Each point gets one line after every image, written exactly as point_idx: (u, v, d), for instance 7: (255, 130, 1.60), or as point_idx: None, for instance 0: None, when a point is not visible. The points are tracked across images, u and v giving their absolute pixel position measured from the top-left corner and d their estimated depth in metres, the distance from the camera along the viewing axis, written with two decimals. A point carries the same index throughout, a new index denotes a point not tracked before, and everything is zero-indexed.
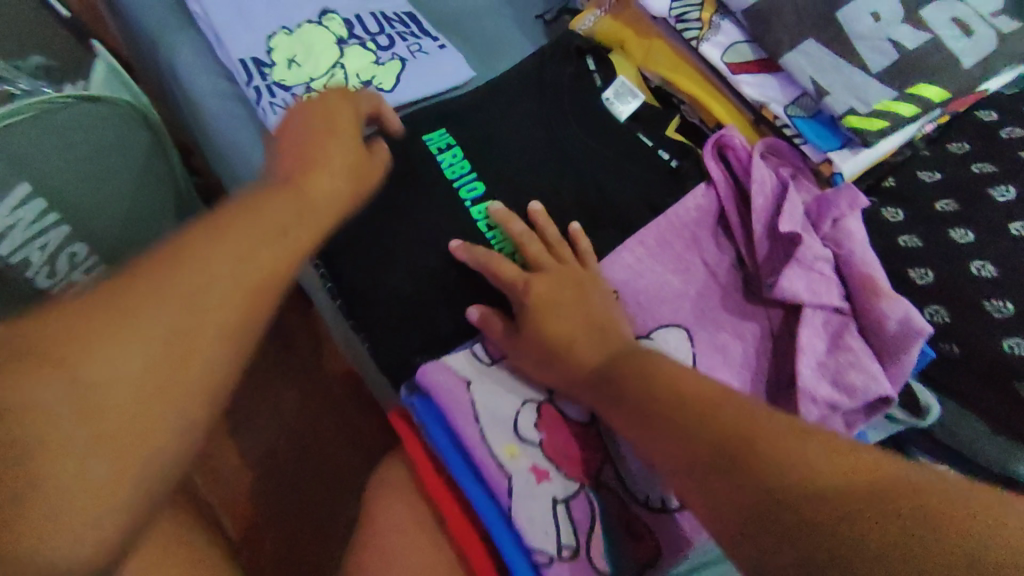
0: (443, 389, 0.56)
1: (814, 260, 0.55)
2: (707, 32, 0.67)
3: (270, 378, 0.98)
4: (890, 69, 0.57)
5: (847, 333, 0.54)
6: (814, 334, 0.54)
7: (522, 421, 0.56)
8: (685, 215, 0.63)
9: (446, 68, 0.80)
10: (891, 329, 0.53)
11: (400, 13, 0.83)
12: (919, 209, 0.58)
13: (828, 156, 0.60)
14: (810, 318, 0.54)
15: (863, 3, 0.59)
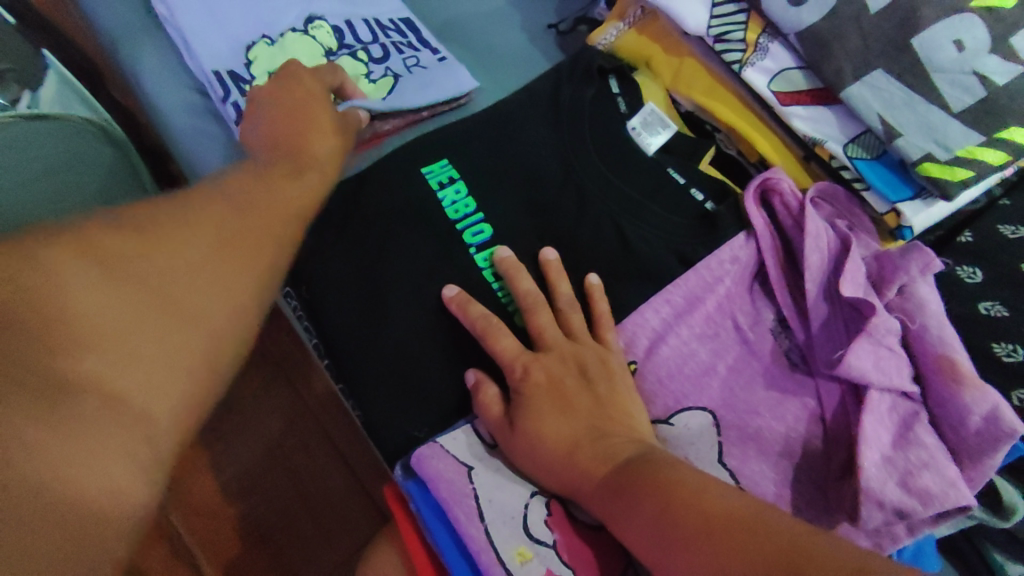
0: (443, 479, 0.47)
1: (884, 334, 0.46)
2: (752, 56, 0.58)
3: (258, 404, 0.89)
4: (974, 110, 0.49)
5: (918, 425, 0.44)
6: (878, 424, 0.44)
7: (532, 517, 0.46)
8: (719, 268, 0.54)
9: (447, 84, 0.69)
10: (973, 427, 0.43)
11: (396, 20, 0.74)
12: (1003, 271, 0.49)
13: (896, 208, 0.51)
14: (875, 404, 0.44)
15: (946, 25, 0.49)
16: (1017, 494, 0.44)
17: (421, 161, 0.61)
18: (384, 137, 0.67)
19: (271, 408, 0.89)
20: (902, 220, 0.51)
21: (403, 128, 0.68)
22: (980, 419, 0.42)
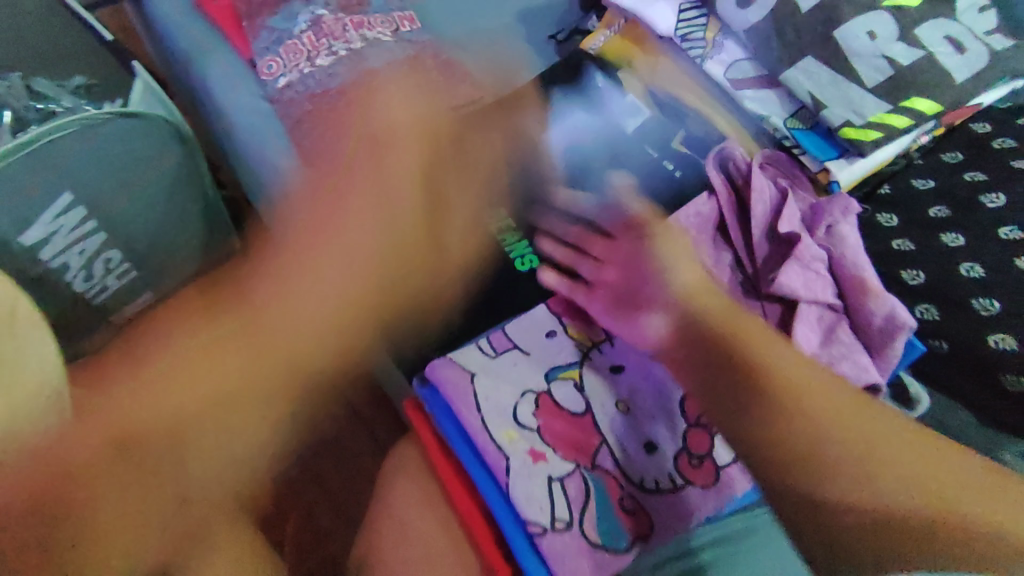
0: (448, 382, 0.59)
1: (812, 259, 0.58)
2: (710, 51, 0.70)
3: None
4: (884, 85, 0.60)
5: (840, 328, 0.56)
6: (808, 329, 0.56)
7: (521, 409, 0.58)
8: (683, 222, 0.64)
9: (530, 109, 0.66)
10: (877, 324, 0.55)
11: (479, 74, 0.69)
12: (913, 214, 0.60)
13: (825, 166, 0.63)
14: (806, 314, 0.56)
15: (861, 21, 0.61)
16: (923, 387, 0.56)
17: None
18: None
19: None
20: (831, 176, 0.62)
21: None
22: (887, 314, 0.55)
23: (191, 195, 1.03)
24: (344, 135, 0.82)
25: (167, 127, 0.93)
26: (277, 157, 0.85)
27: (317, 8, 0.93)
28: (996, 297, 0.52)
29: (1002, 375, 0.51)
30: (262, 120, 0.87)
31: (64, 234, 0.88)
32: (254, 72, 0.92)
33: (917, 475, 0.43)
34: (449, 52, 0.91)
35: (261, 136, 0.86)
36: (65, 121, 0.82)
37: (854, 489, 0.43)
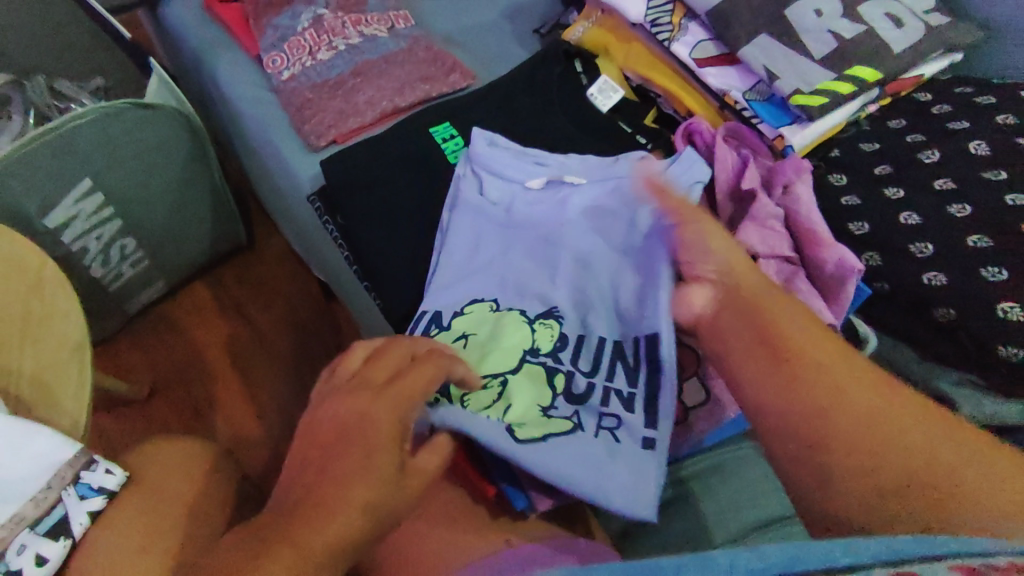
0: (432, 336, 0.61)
1: (768, 217, 0.62)
2: (677, 34, 0.76)
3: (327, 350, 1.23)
4: (829, 56, 0.66)
5: (796, 278, 0.60)
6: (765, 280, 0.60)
7: None
8: None
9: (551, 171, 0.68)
10: (830, 271, 0.59)
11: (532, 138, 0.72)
12: (861, 174, 0.64)
13: (779, 132, 0.68)
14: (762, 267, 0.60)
15: (808, 2, 0.68)
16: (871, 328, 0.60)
17: (429, 123, 0.81)
18: (403, 112, 0.91)
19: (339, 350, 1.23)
20: (785, 141, 0.67)
21: (419, 105, 0.91)
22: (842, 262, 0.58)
23: (200, 187, 1.12)
24: (342, 120, 0.89)
25: (179, 120, 1.01)
26: (281, 144, 0.91)
27: (319, 9, 1.00)
28: (930, 240, 0.57)
29: (933, 309, 0.55)
30: (267, 110, 0.94)
31: (84, 218, 0.96)
32: (259, 68, 0.99)
33: (942, 470, 0.41)
34: (440, 46, 0.97)
35: (268, 127, 0.93)
36: (89, 110, 0.88)
37: (859, 468, 0.43)
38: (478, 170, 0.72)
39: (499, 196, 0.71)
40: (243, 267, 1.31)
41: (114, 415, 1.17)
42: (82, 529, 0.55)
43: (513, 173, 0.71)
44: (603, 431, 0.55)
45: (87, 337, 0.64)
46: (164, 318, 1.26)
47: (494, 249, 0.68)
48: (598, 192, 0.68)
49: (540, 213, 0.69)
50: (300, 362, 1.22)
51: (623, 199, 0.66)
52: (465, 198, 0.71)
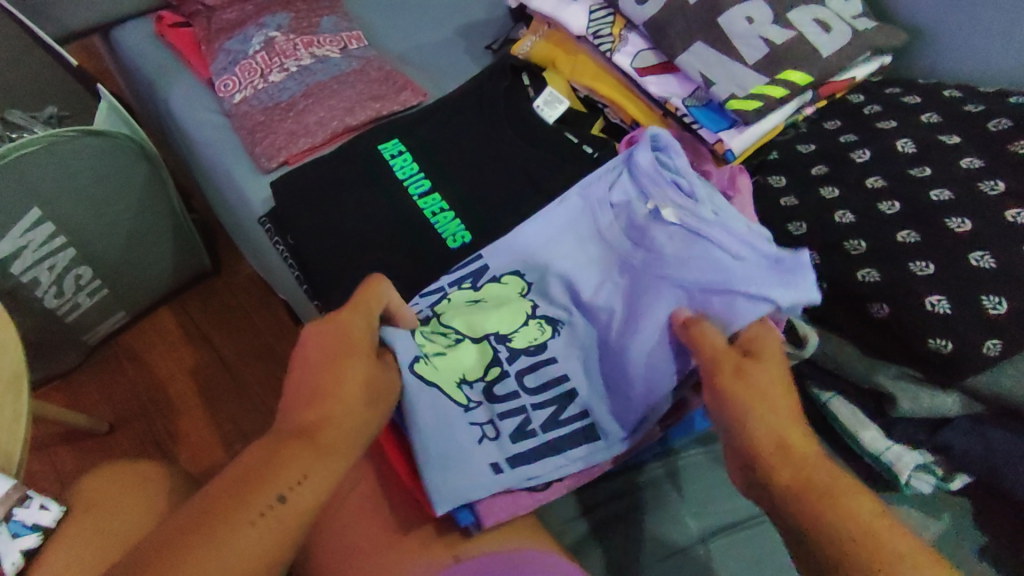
0: None
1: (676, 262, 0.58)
2: (618, 45, 0.77)
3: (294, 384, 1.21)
4: (762, 61, 0.67)
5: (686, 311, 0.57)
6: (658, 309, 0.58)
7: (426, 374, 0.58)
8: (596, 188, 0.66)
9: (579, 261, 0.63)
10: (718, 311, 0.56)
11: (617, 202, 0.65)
12: (797, 174, 0.66)
13: (718, 136, 0.68)
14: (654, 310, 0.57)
15: (739, 9, 0.69)
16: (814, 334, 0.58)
17: (379, 141, 0.81)
18: (355, 131, 0.91)
19: None
20: (724, 145, 0.68)
21: (371, 124, 0.91)
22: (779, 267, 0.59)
23: (158, 215, 1.11)
24: (293, 141, 0.88)
25: (131, 146, 0.99)
26: (233, 166, 0.91)
27: (270, 31, 1.00)
28: (863, 237, 0.58)
29: (869, 305, 0.56)
30: (219, 133, 0.94)
31: (33, 249, 0.95)
32: (212, 92, 0.98)
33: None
34: (392, 66, 0.98)
35: (220, 151, 0.93)
36: (34, 138, 0.87)
37: None
38: (632, 171, 0.65)
39: (613, 209, 0.64)
40: (208, 294, 1.30)
41: (74, 450, 1.14)
42: (15, 567, 0.56)
43: (657, 182, 0.62)
44: (484, 429, 0.58)
45: (23, 368, 0.63)
46: (127, 348, 1.23)
47: (564, 257, 0.64)
48: (678, 244, 0.59)
49: (635, 247, 0.61)
50: (267, 390, 1.20)
51: (697, 274, 0.57)
52: (594, 193, 0.66)
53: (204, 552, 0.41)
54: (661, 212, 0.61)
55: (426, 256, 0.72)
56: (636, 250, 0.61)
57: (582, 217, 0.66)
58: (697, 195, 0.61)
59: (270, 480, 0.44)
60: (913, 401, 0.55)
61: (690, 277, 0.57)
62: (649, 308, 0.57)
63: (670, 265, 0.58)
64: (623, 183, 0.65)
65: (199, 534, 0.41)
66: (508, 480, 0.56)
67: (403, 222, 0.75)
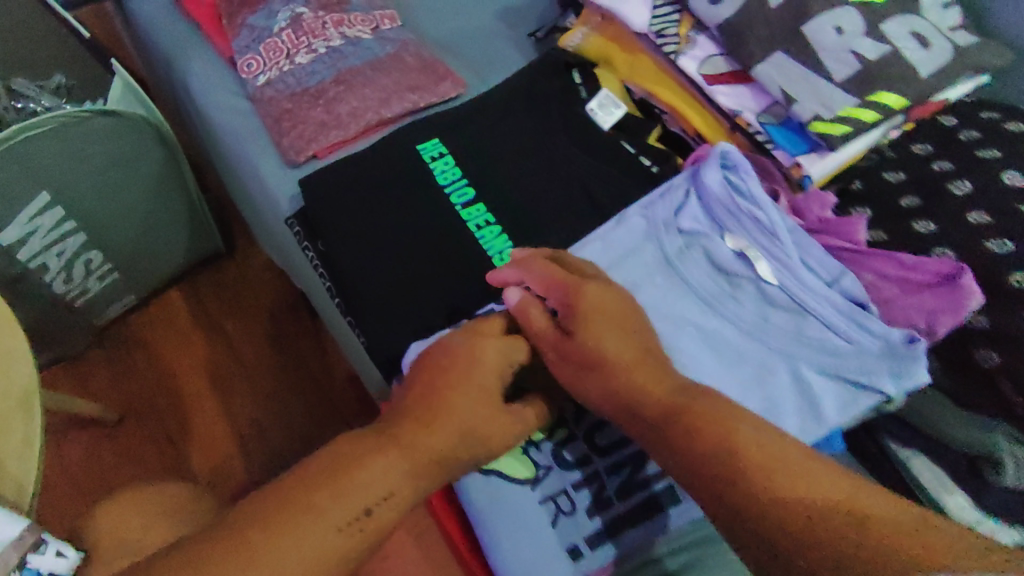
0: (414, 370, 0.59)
1: (787, 324, 0.56)
2: (684, 47, 0.71)
3: (305, 381, 1.17)
4: (853, 78, 0.60)
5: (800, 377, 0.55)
6: (765, 375, 0.55)
7: None
8: (661, 210, 0.61)
9: (652, 295, 0.59)
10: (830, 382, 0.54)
11: (686, 231, 0.60)
12: (884, 207, 0.61)
13: (796, 160, 0.63)
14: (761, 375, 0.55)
15: (827, 17, 0.62)
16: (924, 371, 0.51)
17: (418, 141, 0.75)
18: (390, 124, 0.85)
19: (321, 370, 1.18)
20: (802, 171, 0.63)
21: (407, 118, 0.85)
22: (940, 318, 0.53)
23: (174, 198, 1.05)
24: (323, 133, 0.82)
25: (149, 130, 0.93)
26: (255, 157, 0.85)
27: (298, 7, 0.92)
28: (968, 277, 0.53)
29: (974, 347, 0.53)
30: (241, 119, 0.88)
31: (41, 234, 0.89)
32: (234, 72, 0.91)
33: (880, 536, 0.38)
34: (430, 52, 0.91)
35: (242, 140, 0.86)
36: (46, 118, 0.81)
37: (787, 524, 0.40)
38: (702, 198, 0.60)
39: (684, 239, 0.60)
40: (221, 280, 1.24)
41: (82, 439, 1.11)
42: None
43: (733, 215, 0.59)
44: (553, 504, 0.57)
45: (36, 385, 0.58)
46: (137, 332, 1.19)
47: (637, 289, 0.59)
48: (782, 312, 0.56)
49: (729, 294, 0.58)
50: (279, 386, 1.16)
51: (799, 344, 0.55)
52: (660, 216, 0.61)
53: (303, 521, 0.39)
54: (753, 259, 0.57)
55: (470, 273, 0.67)
56: (723, 294, 0.58)
57: (648, 245, 0.61)
58: (782, 234, 0.57)
59: (374, 463, 0.42)
60: (1017, 469, 0.50)
61: (784, 343, 0.55)
62: (738, 365, 0.56)
63: (762, 324, 0.56)
64: (693, 211, 0.60)
65: (317, 491, 0.41)
66: (587, 563, 0.55)
67: (445, 234, 0.69)
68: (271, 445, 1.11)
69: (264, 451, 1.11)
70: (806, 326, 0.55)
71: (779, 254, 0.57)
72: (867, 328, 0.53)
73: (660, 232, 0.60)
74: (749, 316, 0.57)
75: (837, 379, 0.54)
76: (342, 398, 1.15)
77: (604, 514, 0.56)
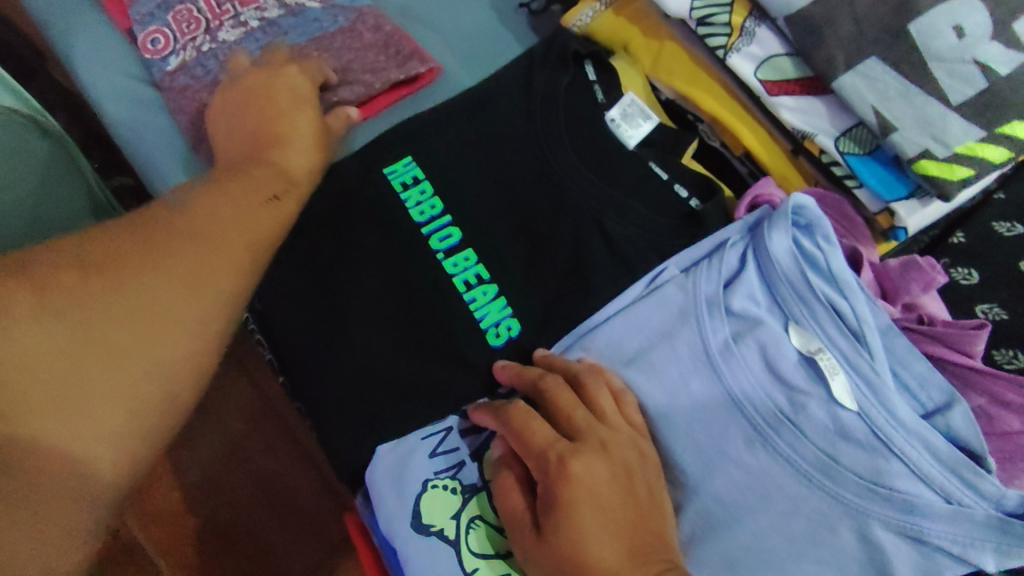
0: (375, 493, 0.48)
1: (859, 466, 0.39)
2: (737, 41, 0.54)
3: None
4: (975, 103, 0.46)
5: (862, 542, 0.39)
6: (816, 534, 0.39)
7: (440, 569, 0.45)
8: (704, 282, 0.45)
9: (680, 406, 0.43)
10: (905, 554, 0.38)
11: (733, 312, 0.44)
12: (997, 269, 0.48)
13: (890, 208, 0.49)
14: (810, 532, 0.39)
15: (943, 13, 0.46)
16: None
17: (382, 161, 0.56)
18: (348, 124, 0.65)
19: None
20: (896, 221, 0.49)
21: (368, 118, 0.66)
22: None
23: None
24: None
25: None
26: (165, 169, 0.65)
27: None
28: None
29: None
30: (145, 116, 0.67)
31: None
32: (134, 49, 0.69)
33: None
34: (394, 24, 0.70)
35: (148, 144, 0.66)
36: None
37: None
38: (761, 266, 0.44)
39: (732, 325, 0.44)
40: None
41: None
42: None
43: (802, 297, 0.43)
44: None
45: None
46: None
47: (670, 394, 0.43)
48: (857, 447, 0.40)
49: (786, 414, 0.41)
50: None
51: (874, 497, 0.38)
52: (704, 289, 0.45)
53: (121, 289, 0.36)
54: (823, 367, 0.41)
55: (459, 348, 0.51)
56: (777, 413, 0.41)
57: (683, 329, 0.44)
58: (869, 338, 0.41)
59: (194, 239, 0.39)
60: None
61: (857, 494, 0.39)
62: (790, 515, 0.40)
63: (825, 461, 0.39)
64: (749, 287, 0.44)
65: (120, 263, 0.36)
66: None
67: (423, 295, 0.52)
68: None
69: None
70: (890, 473, 0.39)
71: (864, 365, 0.41)
72: (971, 484, 0.38)
73: (696, 310, 0.45)
74: (809, 451, 0.40)
75: (918, 550, 0.38)
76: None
77: None
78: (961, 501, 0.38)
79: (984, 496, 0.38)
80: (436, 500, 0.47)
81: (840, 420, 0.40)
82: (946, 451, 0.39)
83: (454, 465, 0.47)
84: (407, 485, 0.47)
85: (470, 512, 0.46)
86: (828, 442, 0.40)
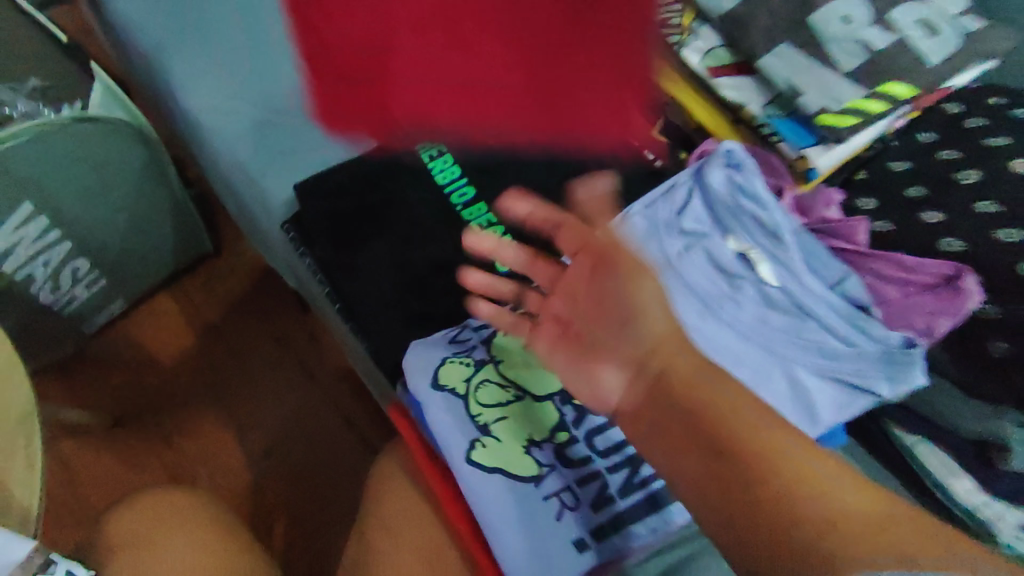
0: (409, 368, 0.58)
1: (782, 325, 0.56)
2: (687, 38, 0.69)
3: (277, 377, 1.12)
4: (862, 69, 0.60)
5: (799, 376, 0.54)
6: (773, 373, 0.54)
7: (457, 415, 0.56)
8: (662, 211, 0.60)
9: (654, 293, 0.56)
10: (826, 382, 0.54)
11: (685, 232, 0.59)
12: (890, 196, 0.61)
13: (804, 152, 0.62)
14: (761, 376, 0.54)
15: (831, 9, 0.61)
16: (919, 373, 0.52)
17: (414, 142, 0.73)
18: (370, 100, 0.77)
19: (288, 381, 1.11)
20: (810, 163, 0.62)
21: None
22: (938, 320, 0.54)
23: (158, 198, 1.00)
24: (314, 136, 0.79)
25: (130, 131, 0.89)
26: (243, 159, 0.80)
27: None
28: (980, 272, 0.53)
29: (987, 342, 0.52)
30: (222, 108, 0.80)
31: (27, 246, 0.87)
32: None
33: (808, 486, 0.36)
34: None
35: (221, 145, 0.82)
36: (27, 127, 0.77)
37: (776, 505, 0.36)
38: (705, 197, 0.59)
39: (685, 241, 0.59)
40: (211, 278, 1.18)
41: (80, 443, 1.05)
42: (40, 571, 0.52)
43: (736, 216, 0.58)
44: (559, 500, 0.53)
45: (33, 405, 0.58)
46: (131, 335, 1.13)
47: None
48: (779, 315, 0.56)
49: (728, 297, 0.56)
50: (270, 381, 1.11)
51: (794, 347, 0.55)
52: (662, 217, 0.59)
53: None
54: (755, 262, 0.57)
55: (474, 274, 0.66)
56: (720, 295, 0.57)
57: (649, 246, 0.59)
58: (785, 236, 0.56)
59: None
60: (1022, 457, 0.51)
61: (785, 346, 0.55)
62: (741, 366, 0.54)
63: (760, 327, 0.55)
64: (696, 212, 0.59)
65: None
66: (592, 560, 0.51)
67: (445, 239, 0.68)
68: (267, 439, 1.07)
69: (241, 443, 1.07)
70: (806, 329, 0.55)
71: (783, 258, 0.56)
72: (865, 331, 0.54)
73: (656, 230, 0.59)
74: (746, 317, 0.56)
75: (832, 381, 0.54)
76: (335, 385, 1.11)
77: (607, 511, 0.52)
78: (859, 343, 0.54)
79: (875, 338, 0.54)
80: (454, 369, 0.58)
81: (768, 293, 0.56)
82: (846, 311, 0.55)
83: (475, 340, 0.59)
84: (431, 357, 0.58)
85: (482, 376, 0.57)
86: (762, 313, 0.56)
